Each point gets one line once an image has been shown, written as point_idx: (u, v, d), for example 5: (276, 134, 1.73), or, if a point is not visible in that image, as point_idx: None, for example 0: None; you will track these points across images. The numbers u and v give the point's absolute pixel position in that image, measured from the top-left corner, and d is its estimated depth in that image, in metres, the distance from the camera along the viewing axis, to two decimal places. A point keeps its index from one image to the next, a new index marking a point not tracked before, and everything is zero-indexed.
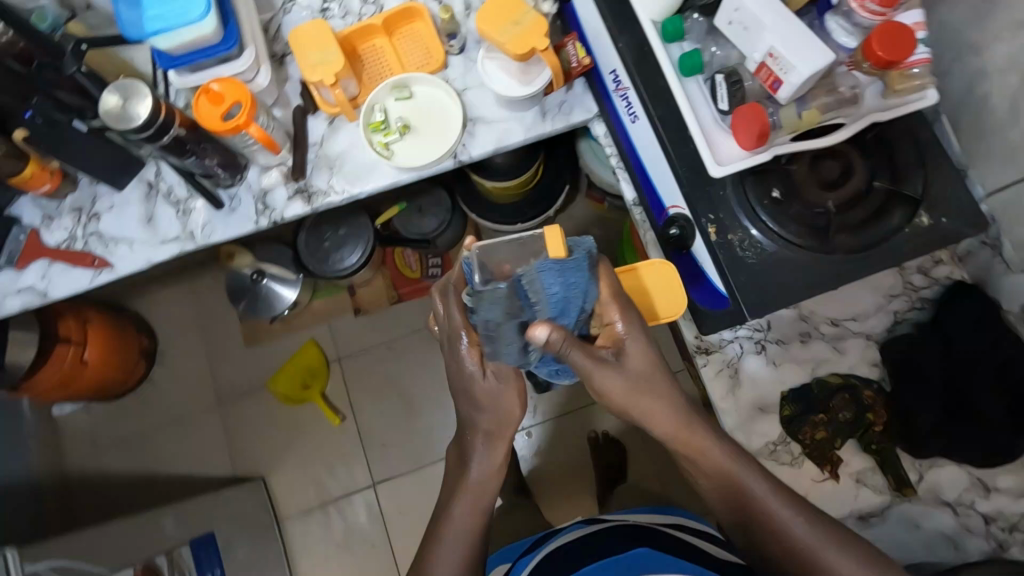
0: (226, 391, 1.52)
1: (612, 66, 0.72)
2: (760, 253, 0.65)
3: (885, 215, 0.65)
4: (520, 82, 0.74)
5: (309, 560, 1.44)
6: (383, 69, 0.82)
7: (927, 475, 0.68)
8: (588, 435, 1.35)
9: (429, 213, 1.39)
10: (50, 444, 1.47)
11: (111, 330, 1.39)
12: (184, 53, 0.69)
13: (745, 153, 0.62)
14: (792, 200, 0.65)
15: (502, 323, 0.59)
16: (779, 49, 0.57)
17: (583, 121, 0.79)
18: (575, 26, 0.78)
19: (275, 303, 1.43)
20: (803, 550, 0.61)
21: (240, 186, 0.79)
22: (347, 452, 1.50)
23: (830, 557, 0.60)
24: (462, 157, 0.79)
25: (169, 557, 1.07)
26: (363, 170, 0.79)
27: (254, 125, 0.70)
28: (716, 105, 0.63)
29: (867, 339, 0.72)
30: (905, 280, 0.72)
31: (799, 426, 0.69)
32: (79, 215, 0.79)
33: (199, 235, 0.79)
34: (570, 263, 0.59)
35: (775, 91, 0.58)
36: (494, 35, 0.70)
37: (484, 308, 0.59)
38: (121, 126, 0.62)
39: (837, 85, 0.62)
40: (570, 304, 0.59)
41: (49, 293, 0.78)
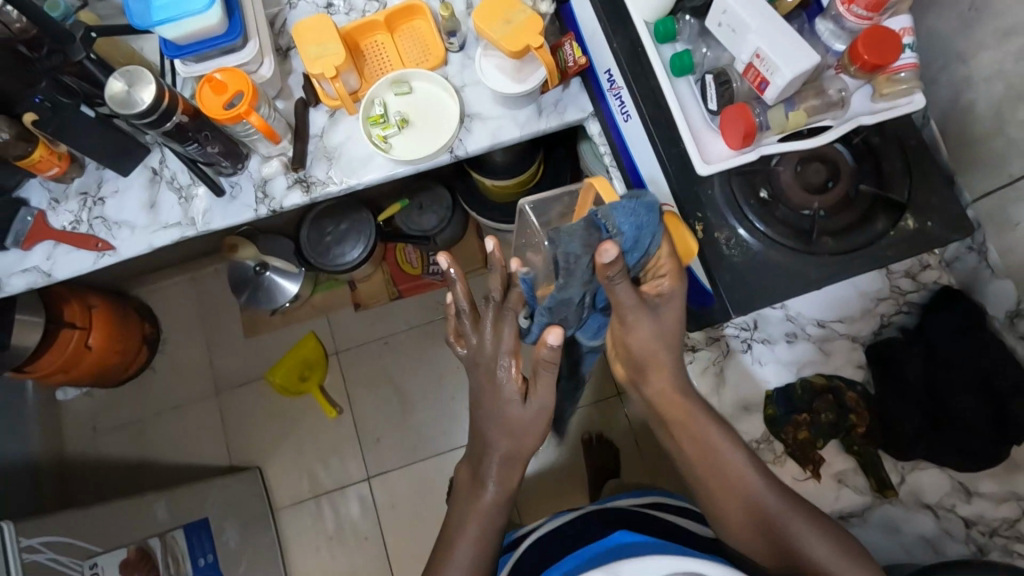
0: (225, 381, 1.55)
1: (607, 66, 0.72)
2: (745, 253, 0.66)
3: (870, 221, 0.65)
4: (514, 80, 0.75)
5: (302, 551, 1.45)
6: (383, 65, 0.84)
7: (910, 477, 0.69)
8: (582, 435, 1.37)
9: (429, 211, 1.40)
10: (53, 428, 1.50)
11: (115, 316, 1.42)
12: (190, 44, 0.71)
13: (732, 153, 0.63)
14: (779, 201, 0.67)
15: (580, 256, 0.61)
16: (766, 51, 0.57)
17: (578, 120, 0.80)
18: (572, 27, 0.79)
19: (276, 295, 1.48)
20: (774, 519, 0.61)
21: (241, 175, 0.81)
22: (343, 445, 1.52)
23: (799, 529, 0.60)
24: (458, 152, 0.81)
25: (162, 540, 1.06)
26: (360, 162, 0.81)
27: (255, 114, 0.71)
28: (705, 105, 0.65)
29: (853, 341, 0.72)
30: (892, 283, 0.72)
31: (782, 425, 0.70)
32: (85, 198, 0.82)
33: (200, 222, 0.81)
34: (645, 202, 0.60)
35: (762, 92, 0.59)
36: (489, 32, 0.71)
37: (564, 241, 0.62)
38: (125, 111, 0.64)
39: (825, 88, 0.63)
40: (640, 242, 0.60)
41: (54, 274, 0.80)
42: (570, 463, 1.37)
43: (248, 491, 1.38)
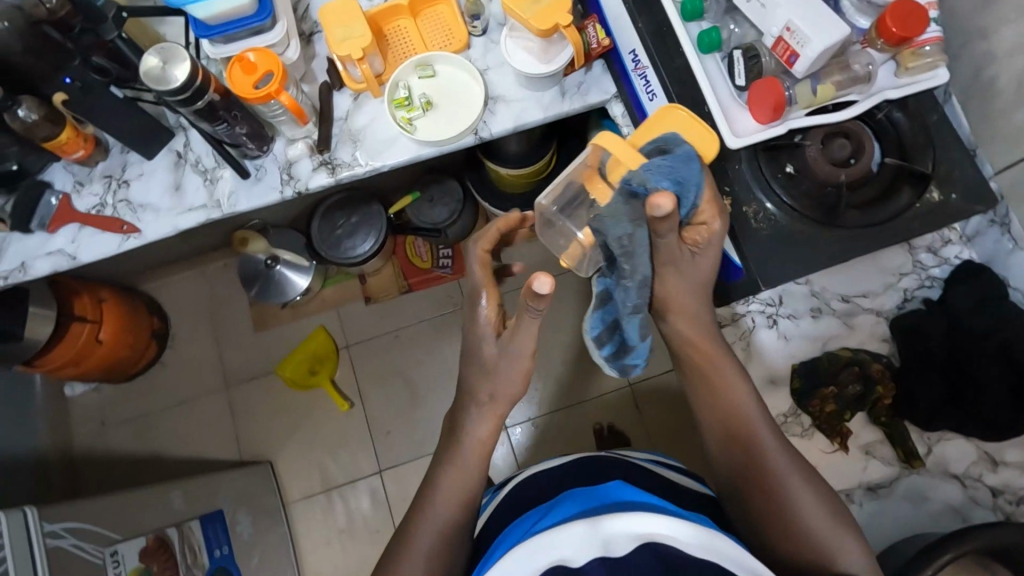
0: (235, 375, 1.53)
1: (632, 46, 0.73)
2: (773, 226, 0.67)
3: (894, 194, 0.67)
4: (541, 61, 0.77)
5: (313, 546, 1.43)
6: (407, 49, 0.84)
7: (936, 448, 0.70)
8: (593, 426, 1.38)
9: (439, 204, 1.39)
10: (60, 423, 1.48)
11: (124, 310, 1.39)
12: (220, 24, 0.73)
13: (759, 127, 0.66)
14: (804, 175, 0.67)
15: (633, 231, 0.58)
16: (796, 23, 0.61)
17: (600, 102, 0.80)
18: (595, 9, 0.79)
19: (288, 290, 1.44)
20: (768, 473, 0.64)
21: (267, 157, 0.82)
22: (353, 438, 1.49)
23: (794, 485, 0.62)
24: (483, 134, 0.81)
25: (179, 530, 1.04)
26: (385, 144, 0.81)
27: (285, 93, 0.72)
28: (733, 80, 0.67)
29: (877, 315, 0.73)
30: (915, 257, 0.73)
31: (808, 398, 0.70)
32: (110, 181, 0.82)
33: (226, 204, 0.81)
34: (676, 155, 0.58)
35: (791, 64, 0.63)
36: (517, 11, 0.73)
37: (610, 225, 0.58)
38: (159, 87, 0.65)
39: (850, 63, 0.65)
40: (682, 195, 0.58)
41: (78, 256, 0.80)
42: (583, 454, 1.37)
43: (260, 484, 1.36)
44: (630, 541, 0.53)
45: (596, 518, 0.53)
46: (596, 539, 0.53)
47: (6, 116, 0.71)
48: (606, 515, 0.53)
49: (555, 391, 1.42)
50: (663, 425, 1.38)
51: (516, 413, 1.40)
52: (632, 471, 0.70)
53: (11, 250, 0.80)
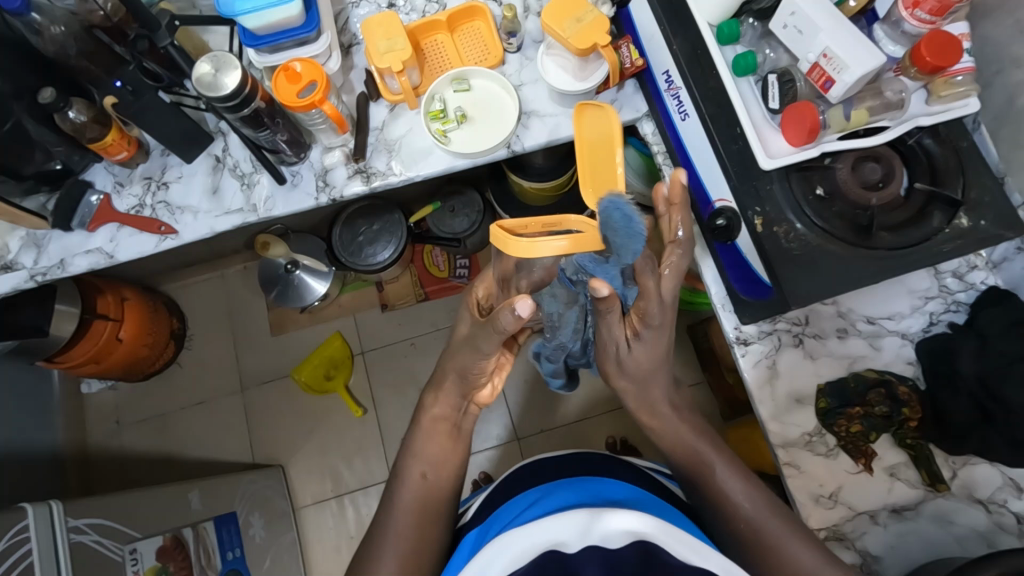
0: (251, 377, 1.54)
1: (665, 67, 0.76)
2: (804, 245, 0.67)
3: (925, 217, 0.67)
4: (577, 78, 0.79)
5: (321, 551, 1.43)
6: (443, 63, 0.87)
7: (962, 472, 0.70)
8: (606, 440, 1.39)
9: (460, 214, 1.41)
10: (77, 420, 1.49)
11: (145, 309, 1.40)
12: (268, 34, 0.75)
13: (793, 149, 0.67)
14: (835, 198, 0.68)
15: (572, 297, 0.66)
16: (834, 50, 0.63)
17: (632, 119, 0.83)
18: (630, 30, 0.83)
19: (306, 295, 1.45)
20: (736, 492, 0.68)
21: (303, 164, 0.84)
22: (365, 445, 1.50)
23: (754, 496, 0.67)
24: (515, 147, 0.83)
25: (195, 530, 1.02)
26: (419, 154, 0.83)
27: (327, 103, 0.74)
28: (768, 103, 0.69)
29: (903, 338, 0.75)
30: (940, 282, 0.75)
31: (833, 417, 0.72)
32: (149, 183, 0.84)
33: (262, 208, 0.82)
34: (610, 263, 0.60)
35: (827, 89, 0.65)
36: (558, 30, 0.75)
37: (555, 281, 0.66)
38: (209, 94, 0.68)
39: (883, 90, 0.67)
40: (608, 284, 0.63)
41: (116, 255, 0.81)
42: None
43: (273, 487, 1.37)
44: (624, 536, 0.56)
45: (595, 511, 0.57)
46: (593, 531, 0.56)
47: (56, 117, 0.73)
48: (607, 510, 0.56)
49: (569, 404, 1.43)
50: None
51: (531, 425, 1.41)
52: (629, 471, 0.74)
53: (50, 247, 0.82)
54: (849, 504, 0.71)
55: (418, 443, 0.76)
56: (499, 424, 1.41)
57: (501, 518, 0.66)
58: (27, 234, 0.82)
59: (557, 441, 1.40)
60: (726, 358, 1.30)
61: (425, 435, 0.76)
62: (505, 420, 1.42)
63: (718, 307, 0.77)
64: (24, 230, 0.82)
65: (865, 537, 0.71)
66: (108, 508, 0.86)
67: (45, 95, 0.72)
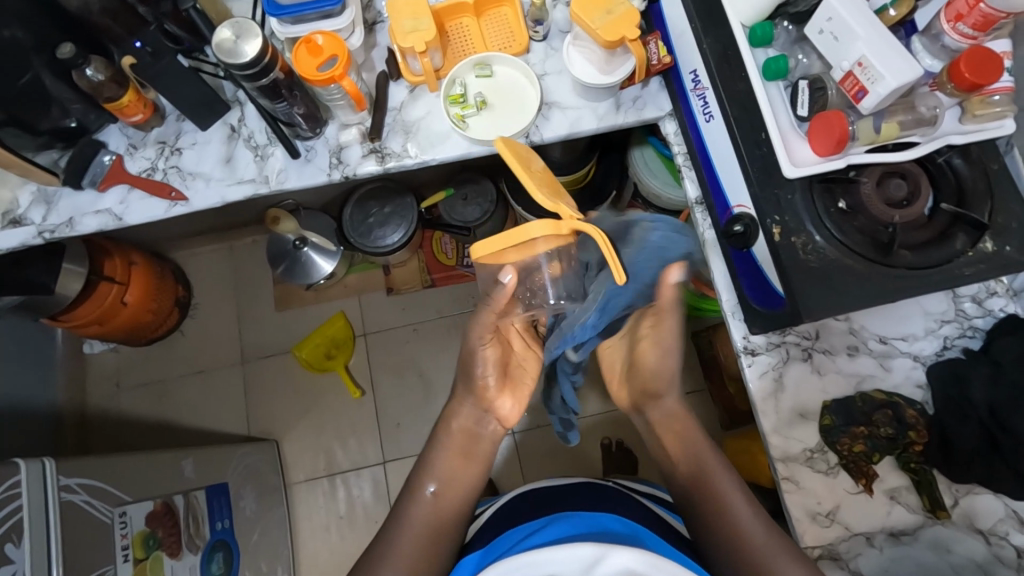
0: (253, 350, 1.54)
1: (693, 66, 0.74)
2: (821, 258, 0.66)
3: (948, 238, 0.66)
4: (601, 72, 0.78)
5: (309, 527, 1.44)
6: (466, 46, 0.85)
7: (964, 501, 0.69)
8: (601, 439, 1.38)
9: (472, 203, 1.40)
10: (77, 380, 1.50)
11: (151, 274, 1.39)
12: (292, 4, 0.75)
13: (819, 159, 0.66)
14: (857, 212, 0.67)
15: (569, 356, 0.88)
16: (869, 59, 0.62)
17: (655, 118, 0.81)
18: (660, 26, 0.81)
19: (313, 272, 1.44)
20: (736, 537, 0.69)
21: (318, 139, 0.83)
22: (360, 425, 1.50)
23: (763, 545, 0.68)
24: (534, 138, 0.81)
25: (186, 498, 1.02)
26: (436, 138, 0.81)
27: (347, 79, 0.74)
28: (796, 110, 0.67)
29: (914, 360, 0.73)
30: (957, 306, 0.73)
31: (836, 436, 0.71)
32: (163, 147, 0.83)
33: (274, 180, 0.81)
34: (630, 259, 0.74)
35: (858, 99, 0.63)
36: (587, 20, 0.73)
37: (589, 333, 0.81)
38: (229, 60, 0.68)
39: (916, 105, 0.66)
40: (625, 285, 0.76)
41: (125, 218, 0.81)
42: (587, 467, 1.38)
43: (265, 462, 1.37)
44: None
45: (602, 550, 0.61)
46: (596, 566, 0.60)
47: (74, 74, 0.74)
48: (615, 549, 0.60)
49: None
50: None
51: (527, 419, 1.41)
52: (624, 501, 0.76)
53: (60, 205, 0.81)
54: (846, 524, 0.70)
55: (434, 459, 0.80)
56: None
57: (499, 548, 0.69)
58: (38, 189, 0.81)
59: (551, 437, 1.40)
60: (730, 368, 1.29)
61: (442, 447, 0.81)
62: None
63: (728, 314, 0.76)
64: (36, 185, 0.81)
65: (861, 559, 0.69)
66: (99, 470, 0.85)
67: (64, 51, 0.73)
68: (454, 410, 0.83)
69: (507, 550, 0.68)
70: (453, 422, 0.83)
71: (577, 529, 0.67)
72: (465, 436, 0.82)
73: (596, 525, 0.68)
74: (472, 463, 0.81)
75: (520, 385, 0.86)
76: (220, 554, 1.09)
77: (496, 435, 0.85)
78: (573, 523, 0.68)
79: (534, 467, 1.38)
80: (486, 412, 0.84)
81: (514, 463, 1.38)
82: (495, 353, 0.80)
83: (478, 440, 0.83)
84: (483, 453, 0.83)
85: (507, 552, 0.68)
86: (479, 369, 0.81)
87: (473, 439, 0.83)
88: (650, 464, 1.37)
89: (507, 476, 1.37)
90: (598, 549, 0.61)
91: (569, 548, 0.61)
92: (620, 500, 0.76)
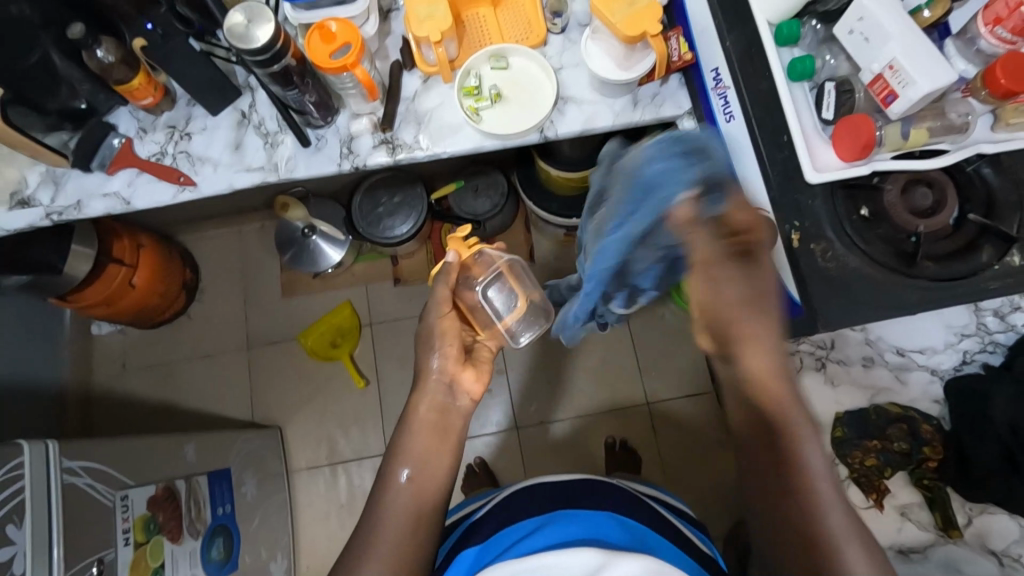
0: (260, 336, 1.54)
1: (714, 64, 0.71)
2: (841, 266, 0.64)
3: (975, 250, 0.64)
4: (620, 67, 0.76)
5: (309, 514, 1.44)
6: (482, 38, 0.83)
7: (977, 519, 0.68)
8: (605, 438, 1.38)
9: (483, 195, 1.39)
10: (83, 359, 1.50)
11: (159, 257, 1.39)
12: None
13: (842, 164, 0.64)
14: (880, 220, 0.65)
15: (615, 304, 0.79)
16: (901, 62, 0.60)
17: (673, 116, 0.79)
18: (681, 20, 0.78)
19: (320, 260, 1.42)
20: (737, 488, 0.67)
21: (329, 128, 0.81)
22: (364, 415, 1.49)
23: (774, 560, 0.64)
24: (548, 133, 0.80)
25: (188, 483, 1.02)
26: (448, 130, 0.80)
27: (360, 67, 0.72)
28: (821, 113, 0.66)
29: (931, 374, 0.71)
30: (978, 320, 0.71)
31: (849, 449, 0.69)
32: (172, 132, 0.82)
33: (283, 169, 0.80)
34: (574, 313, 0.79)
35: (888, 104, 0.62)
36: (607, 13, 0.72)
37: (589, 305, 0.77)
38: (240, 44, 0.67)
39: (947, 111, 0.64)
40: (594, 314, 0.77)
41: (132, 202, 0.80)
42: (590, 467, 1.37)
43: (267, 448, 1.37)
44: None
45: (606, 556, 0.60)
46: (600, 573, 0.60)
47: (85, 55, 0.73)
48: (620, 556, 0.60)
49: (572, 400, 1.40)
50: (675, 449, 1.37)
51: (531, 415, 1.40)
52: (628, 502, 0.75)
53: (68, 187, 0.80)
54: None
55: (404, 441, 0.71)
56: (499, 410, 1.40)
57: (495, 548, 0.69)
58: (46, 170, 0.80)
59: (554, 434, 1.39)
60: None
61: (413, 428, 0.72)
62: (505, 406, 1.40)
63: None
64: (44, 166, 0.80)
65: None
66: (103, 452, 0.85)
67: (75, 31, 0.71)
68: (416, 393, 0.75)
69: (502, 553, 0.67)
70: (420, 402, 0.73)
71: (576, 531, 0.67)
72: (436, 416, 0.73)
73: (596, 529, 0.67)
74: (446, 441, 0.73)
75: (484, 364, 0.80)
76: (220, 539, 1.09)
77: (467, 409, 0.76)
78: (572, 524, 0.68)
79: (536, 463, 1.37)
80: (453, 385, 0.76)
81: (517, 459, 1.37)
82: (454, 325, 0.78)
83: (450, 415, 0.74)
84: (458, 429, 0.74)
85: (500, 556, 0.66)
86: (444, 343, 0.76)
87: (446, 415, 0.74)
88: (653, 466, 1.36)
89: (509, 471, 1.36)
90: (603, 556, 0.60)
91: (575, 555, 0.61)
92: (616, 494, 0.75)
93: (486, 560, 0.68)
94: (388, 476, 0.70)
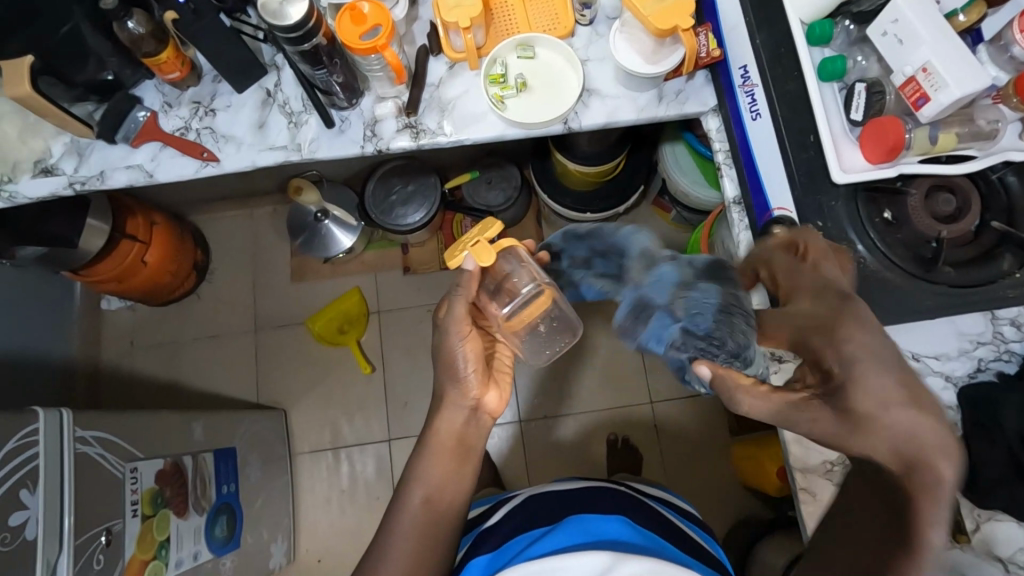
0: (268, 319, 1.54)
1: (743, 61, 0.72)
2: (860, 269, 0.64)
3: (994, 258, 0.65)
4: (648, 62, 0.76)
5: (310, 498, 1.45)
6: (510, 26, 0.83)
7: (984, 526, 0.68)
8: (608, 436, 1.39)
9: (496, 187, 1.39)
10: (91, 334, 1.51)
11: (172, 235, 1.39)
12: None
13: (868, 166, 0.65)
14: (901, 224, 0.66)
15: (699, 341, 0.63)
16: (935, 65, 0.60)
17: (697, 112, 0.79)
18: (711, 17, 0.77)
19: (331, 245, 1.43)
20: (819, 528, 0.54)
21: (353, 110, 0.81)
22: (368, 401, 1.50)
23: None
24: (572, 124, 0.80)
25: (194, 459, 1.03)
26: (473, 117, 0.80)
27: (389, 50, 0.73)
28: (850, 114, 0.66)
29: (945, 381, 0.71)
30: (994, 328, 0.71)
31: None
32: (197, 108, 0.82)
33: (306, 149, 0.80)
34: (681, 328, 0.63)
35: (918, 107, 0.62)
36: (640, 6, 0.72)
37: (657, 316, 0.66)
38: (274, 22, 0.68)
39: (975, 117, 0.64)
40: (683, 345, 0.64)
41: (156, 175, 0.80)
42: (592, 463, 1.37)
43: (272, 430, 1.37)
44: None
45: (618, 557, 0.62)
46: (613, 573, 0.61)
47: (116, 26, 0.76)
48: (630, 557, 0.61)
49: (576, 397, 1.41)
50: (677, 449, 1.38)
51: (534, 409, 1.40)
52: (638, 507, 0.75)
53: (92, 158, 0.81)
54: None
55: (420, 466, 0.70)
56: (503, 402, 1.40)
57: (505, 554, 0.68)
58: (71, 141, 0.81)
59: (557, 429, 1.39)
60: None
61: (431, 450, 0.71)
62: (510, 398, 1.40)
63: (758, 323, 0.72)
64: (69, 137, 0.80)
65: None
66: (114, 425, 0.86)
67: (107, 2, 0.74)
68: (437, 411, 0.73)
69: (513, 559, 0.66)
70: (439, 426, 0.72)
71: (583, 537, 0.66)
72: (457, 436, 0.72)
73: (609, 533, 0.68)
74: (466, 466, 0.72)
75: (504, 374, 0.79)
76: (223, 517, 1.09)
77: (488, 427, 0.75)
78: (586, 528, 0.68)
79: (539, 457, 1.38)
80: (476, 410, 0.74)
81: (520, 453, 1.38)
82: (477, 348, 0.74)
83: (470, 439, 0.73)
84: (478, 451, 0.73)
85: (512, 560, 0.66)
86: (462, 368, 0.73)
87: (466, 436, 0.73)
88: (654, 465, 1.37)
89: (511, 463, 1.37)
90: (612, 558, 0.61)
91: (582, 556, 0.62)
92: (626, 500, 0.75)
93: (498, 565, 0.67)
94: (402, 493, 0.69)
